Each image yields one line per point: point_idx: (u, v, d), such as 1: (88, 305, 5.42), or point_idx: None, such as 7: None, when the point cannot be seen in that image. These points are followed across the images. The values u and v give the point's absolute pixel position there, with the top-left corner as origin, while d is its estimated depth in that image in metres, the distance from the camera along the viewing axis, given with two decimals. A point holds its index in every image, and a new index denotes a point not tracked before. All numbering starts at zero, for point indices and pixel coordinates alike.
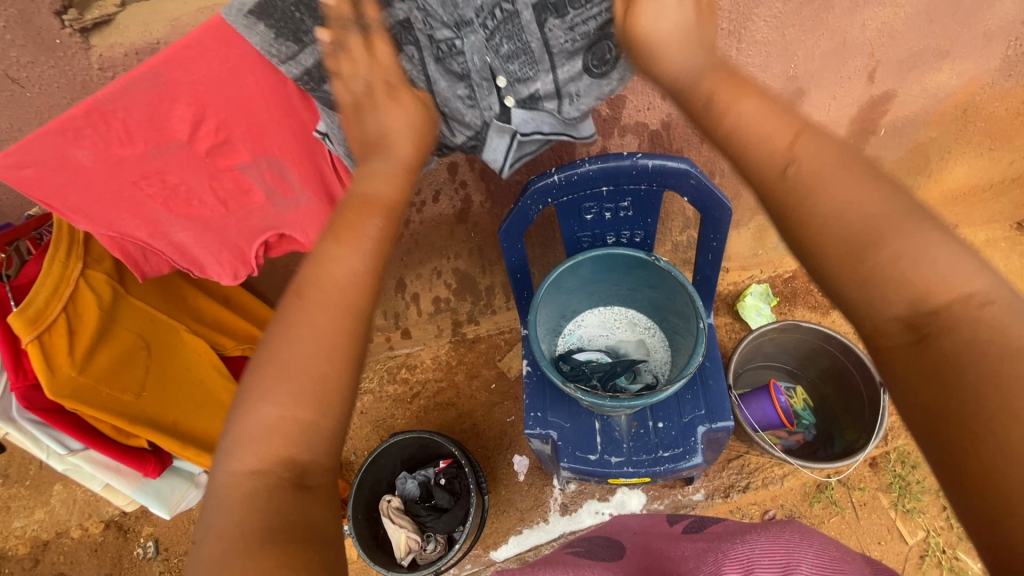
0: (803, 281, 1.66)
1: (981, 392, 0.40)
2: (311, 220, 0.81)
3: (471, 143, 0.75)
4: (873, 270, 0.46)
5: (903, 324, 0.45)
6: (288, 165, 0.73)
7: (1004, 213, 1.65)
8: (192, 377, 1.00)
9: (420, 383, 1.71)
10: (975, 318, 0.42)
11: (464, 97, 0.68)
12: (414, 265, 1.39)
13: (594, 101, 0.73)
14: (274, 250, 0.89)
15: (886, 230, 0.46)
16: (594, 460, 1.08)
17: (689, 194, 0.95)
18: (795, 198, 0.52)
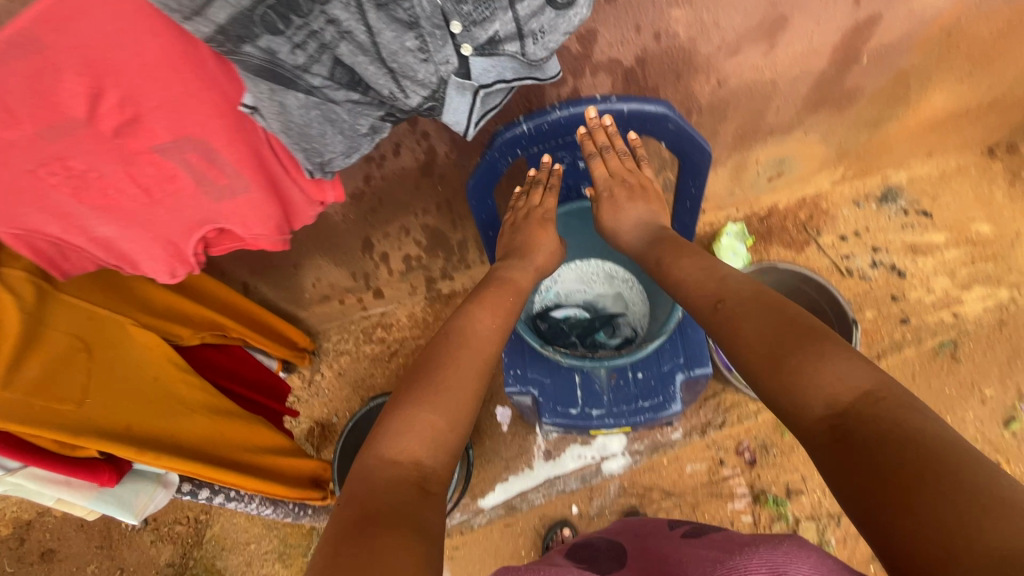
0: (778, 219, 1.65)
1: (881, 453, 0.52)
2: (254, 211, 0.73)
3: (429, 105, 0.65)
4: (790, 379, 0.63)
5: (822, 418, 0.59)
6: (216, 147, 0.65)
7: (978, 139, 1.63)
8: (146, 376, 0.94)
9: (397, 341, 1.69)
10: (870, 404, 0.56)
11: (415, 50, 0.59)
12: (380, 224, 1.31)
13: (562, 39, 0.63)
14: (217, 247, 0.81)
15: (794, 345, 0.65)
16: (575, 415, 1.08)
17: (667, 140, 0.90)
18: (730, 323, 0.74)
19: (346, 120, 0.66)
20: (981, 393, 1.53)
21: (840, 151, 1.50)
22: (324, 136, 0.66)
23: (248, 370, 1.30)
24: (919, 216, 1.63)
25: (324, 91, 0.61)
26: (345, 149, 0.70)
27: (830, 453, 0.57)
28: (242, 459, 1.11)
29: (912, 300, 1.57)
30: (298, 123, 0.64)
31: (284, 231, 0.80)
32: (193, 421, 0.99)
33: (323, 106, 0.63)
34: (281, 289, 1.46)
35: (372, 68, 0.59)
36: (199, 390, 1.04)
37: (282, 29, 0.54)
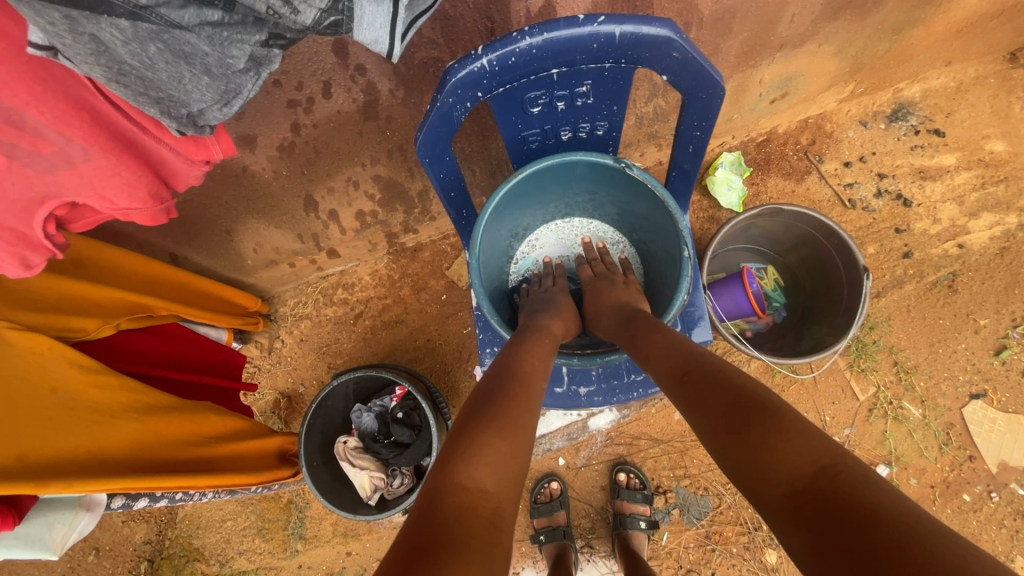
0: (777, 145, 1.47)
1: (858, 537, 0.44)
2: (109, 180, 0.57)
3: (331, 20, 0.47)
4: (748, 456, 0.56)
5: (789, 500, 0.51)
6: (15, 103, 0.48)
7: (1001, 42, 1.44)
8: (39, 389, 0.80)
9: (362, 302, 1.53)
10: (836, 481, 0.49)
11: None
12: (321, 178, 1.10)
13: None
14: (78, 222, 0.63)
15: (750, 415, 0.58)
16: (561, 394, 0.97)
17: (670, 71, 0.70)
18: (698, 389, 0.66)
19: (208, 51, 0.47)
20: (975, 323, 1.48)
21: (854, 65, 1.30)
22: (180, 78, 0.48)
23: (192, 351, 1.14)
24: (931, 135, 1.48)
25: (160, 12, 0.42)
26: (215, 95, 0.51)
27: (802, 535, 0.49)
28: (192, 458, 0.96)
29: (917, 232, 1.46)
30: (134, 61, 0.45)
31: (163, 198, 0.63)
32: (114, 429, 0.86)
33: (165, 35, 0.44)
34: (218, 257, 1.27)
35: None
36: (119, 391, 0.87)
37: None
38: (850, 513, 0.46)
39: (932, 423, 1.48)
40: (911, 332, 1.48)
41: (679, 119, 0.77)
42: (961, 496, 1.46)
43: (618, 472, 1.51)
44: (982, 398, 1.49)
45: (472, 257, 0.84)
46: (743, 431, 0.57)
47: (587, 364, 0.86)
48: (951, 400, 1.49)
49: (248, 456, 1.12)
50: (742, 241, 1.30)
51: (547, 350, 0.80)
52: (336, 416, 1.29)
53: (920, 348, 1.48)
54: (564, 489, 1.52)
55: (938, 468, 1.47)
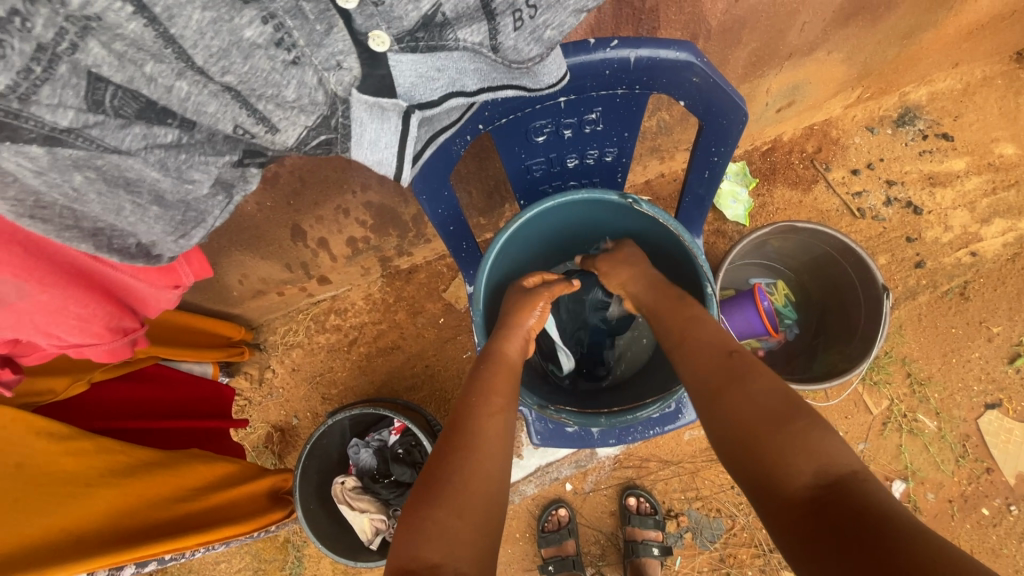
0: (783, 153, 1.42)
1: (746, 397, 0.65)
2: (57, 316, 0.53)
3: (320, 137, 0.45)
4: (688, 342, 0.74)
5: (704, 369, 0.70)
6: None
7: (1008, 43, 1.40)
8: (8, 471, 0.72)
9: (355, 329, 1.46)
10: (738, 364, 0.69)
11: (270, 48, 0.38)
12: (308, 207, 1.03)
13: (565, 22, 0.46)
14: (31, 356, 0.65)
15: (683, 316, 0.77)
16: (573, 433, 0.91)
17: (688, 98, 0.65)
18: (726, 369, 0.69)
19: (161, 178, 0.43)
20: (988, 331, 1.44)
21: (863, 71, 1.25)
22: (118, 209, 0.43)
23: (172, 394, 1.08)
24: (939, 139, 1.43)
25: (105, 138, 0.38)
26: (168, 226, 0.47)
27: (716, 396, 0.68)
28: (179, 516, 0.90)
29: (928, 240, 1.42)
30: (55, 194, 0.40)
31: (125, 327, 0.61)
32: (92, 499, 0.78)
33: (98, 161, 0.39)
34: (200, 290, 1.20)
35: (184, 85, 0.37)
36: (96, 456, 0.81)
37: None
38: (750, 378, 0.67)
39: (947, 435, 1.44)
40: (924, 343, 1.43)
41: (695, 144, 0.71)
42: (980, 511, 1.42)
43: (628, 497, 1.46)
44: (997, 407, 1.45)
45: (476, 312, 0.80)
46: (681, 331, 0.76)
47: (616, 422, 0.80)
48: (966, 411, 1.45)
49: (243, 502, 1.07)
50: (752, 256, 1.25)
51: None
52: (333, 452, 1.22)
53: (933, 359, 1.44)
54: (572, 516, 1.47)
55: (955, 482, 1.43)
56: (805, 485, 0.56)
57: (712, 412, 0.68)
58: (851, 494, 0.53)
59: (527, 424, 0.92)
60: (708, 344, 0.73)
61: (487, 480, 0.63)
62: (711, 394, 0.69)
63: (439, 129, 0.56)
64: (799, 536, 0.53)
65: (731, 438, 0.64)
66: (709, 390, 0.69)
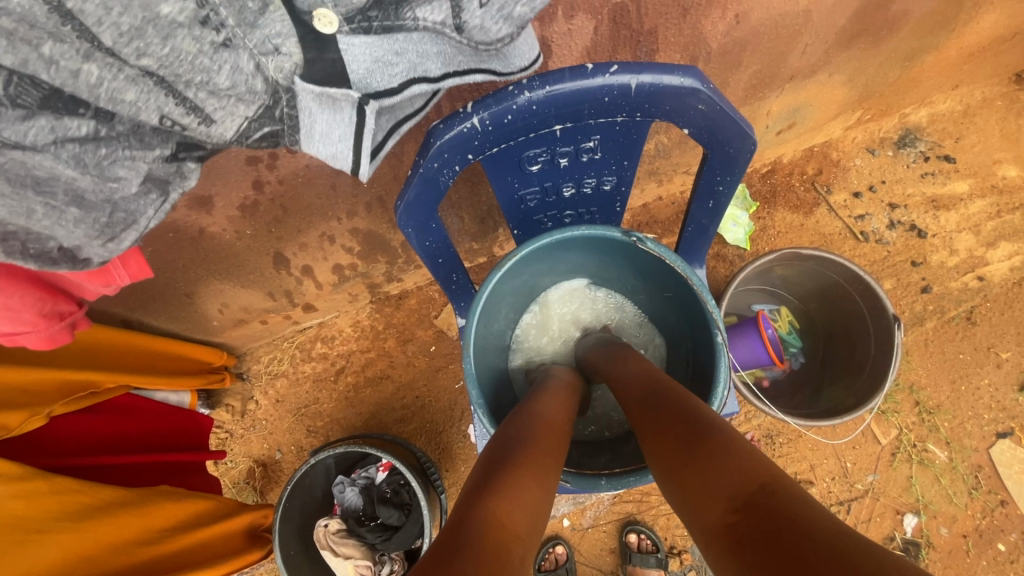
0: (783, 176, 1.39)
1: (672, 418, 0.61)
2: None
3: (263, 129, 0.46)
4: (619, 379, 0.73)
5: (636, 401, 0.68)
6: None
7: (1008, 65, 1.38)
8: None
9: (343, 357, 1.40)
10: (666, 391, 0.66)
11: (194, 28, 0.38)
12: (291, 235, 0.98)
13: (522, 10, 0.45)
14: None
15: (620, 356, 0.77)
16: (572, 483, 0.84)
17: (692, 125, 0.61)
18: (655, 396, 0.66)
19: (78, 177, 0.42)
20: (997, 356, 1.40)
21: (864, 93, 1.22)
22: (30, 213, 0.42)
23: (145, 425, 1.01)
24: (941, 161, 1.41)
25: (1, 133, 0.37)
26: (90, 230, 0.45)
27: (646, 428, 0.64)
28: (145, 560, 0.83)
29: (934, 264, 1.38)
30: None
31: (62, 313, 0.56)
32: (41, 548, 0.72)
33: (3, 158, 0.39)
34: (177, 319, 1.14)
35: (93, 69, 0.37)
36: (52, 497, 0.75)
37: None
38: (675, 402, 0.63)
39: (959, 466, 1.39)
40: (932, 370, 1.39)
41: (699, 173, 0.67)
42: (996, 546, 1.36)
43: (628, 533, 1.39)
44: (1009, 437, 1.40)
45: (468, 359, 0.73)
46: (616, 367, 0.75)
47: (618, 484, 0.73)
48: (977, 440, 1.40)
49: (218, 540, 0.99)
50: (756, 284, 1.20)
51: None
52: (316, 489, 1.15)
53: (942, 386, 1.40)
54: (570, 554, 1.40)
55: (969, 516, 1.37)
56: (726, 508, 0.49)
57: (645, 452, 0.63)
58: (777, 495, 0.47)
59: None
60: (638, 376, 0.71)
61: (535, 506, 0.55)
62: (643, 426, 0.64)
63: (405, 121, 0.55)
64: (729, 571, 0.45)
65: (662, 479, 0.58)
66: (640, 430, 0.65)
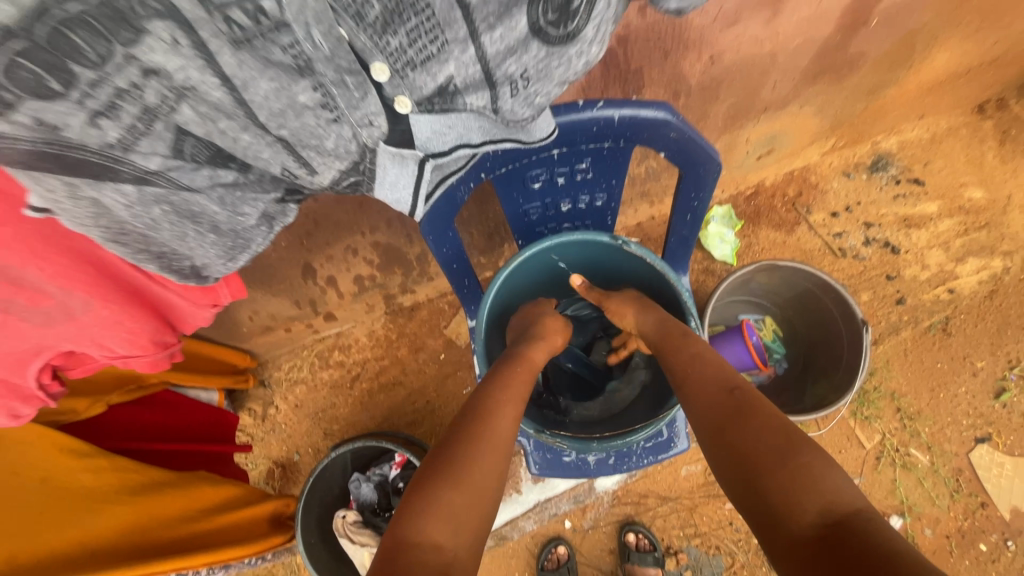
0: (765, 197, 1.51)
1: (752, 424, 0.66)
2: (109, 329, 0.56)
3: (351, 178, 0.49)
4: (693, 373, 0.77)
5: (716, 397, 0.72)
6: (15, 264, 0.46)
7: (970, 98, 1.51)
8: (9, 475, 0.79)
9: (359, 364, 1.50)
10: (744, 395, 0.71)
11: (317, 110, 0.40)
12: (320, 247, 1.10)
13: (555, 91, 0.46)
14: (76, 370, 0.64)
15: (695, 348, 0.80)
16: (569, 463, 0.93)
17: (668, 149, 0.73)
18: (736, 400, 0.71)
19: (217, 211, 0.45)
20: (972, 366, 1.49)
21: (834, 122, 1.35)
22: (182, 237, 0.47)
23: (181, 418, 1.12)
24: (911, 184, 1.53)
25: (178, 177, 0.40)
26: (220, 251, 0.50)
27: (725, 426, 0.69)
28: (188, 534, 0.93)
29: (907, 278, 1.49)
30: (137, 223, 0.43)
31: (167, 342, 0.64)
32: (102, 516, 0.84)
33: (172, 197, 0.42)
34: (211, 326, 1.25)
35: (247, 137, 0.40)
36: (110, 473, 0.88)
37: (63, 91, 0.31)
38: (758, 409, 0.68)
39: (940, 470, 1.47)
40: (911, 378, 1.48)
41: (677, 191, 0.79)
42: (978, 546, 1.43)
43: (627, 533, 1.46)
44: (987, 442, 1.48)
45: (477, 341, 0.85)
46: (694, 363, 0.78)
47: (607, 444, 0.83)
48: (957, 445, 1.48)
49: (246, 526, 1.09)
50: (739, 295, 1.31)
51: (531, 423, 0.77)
52: (334, 486, 1.24)
53: (921, 393, 1.48)
54: (572, 554, 1.47)
55: (951, 518, 1.45)
56: (811, 523, 0.55)
57: (716, 452, 0.68)
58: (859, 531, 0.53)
59: (525, 454, 0.95)
60: (718, 379, 0.75)
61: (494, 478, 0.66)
62: (721, 423, 0.69)
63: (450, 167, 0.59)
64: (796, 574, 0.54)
65: (731, 477, 0.65)
66: (713, 430, 0.70)
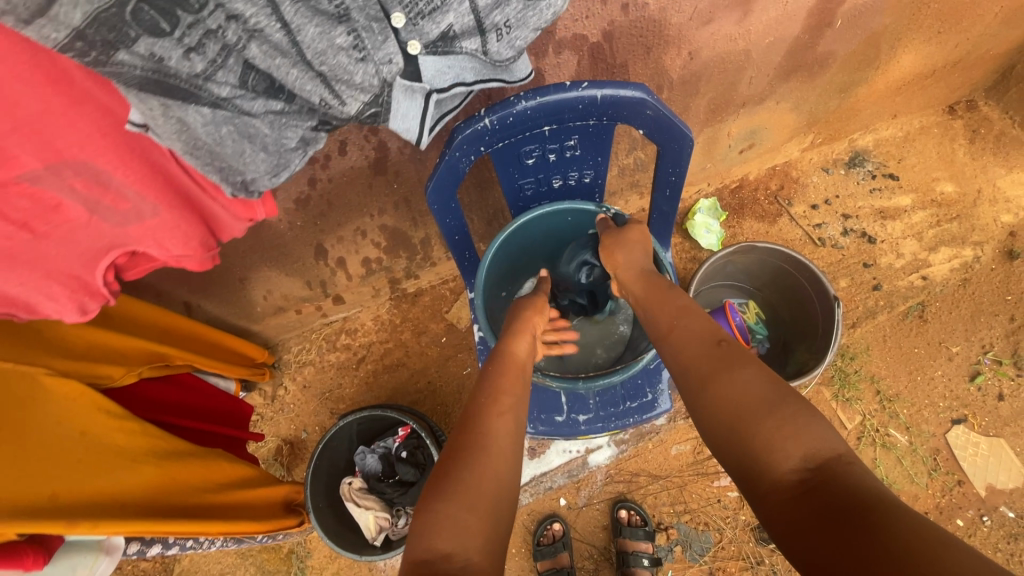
0: (749, 191, 1.61)
1: (744, 378, 0.71)
2: (169, 232, 0.66)
3: (371, 111, 0.57)
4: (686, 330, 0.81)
5: (708, 351, 0.76)
6: (106, 168, 0.58)
7: (939, 98, 1.62)
8: (53, 427, 0.83)
9: (364, 347, 1.58)
10: (734, 350, 0.75)
11: (349, 50, 0.51)
12: (332, 227, 1.19)
13: (530, 35, 0.60)
14: (131, 271, 0.73)
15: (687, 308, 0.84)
16: (561, 422, 1.02)
17: (647, 126, 0.82)
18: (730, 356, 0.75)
19: (268, 133, 0.56)
20: (948, 350, 1.56)
21: (811, 119, 1.45)
22: (241, 153, 0.56)
23: (198, 400, 1.18)
24: (886, 179, 1.62)
25: (238, 102, 0.52)
26: (268, 165, 0.59)
27: (717, 381, 0.73)
28: (204, 503, 0.98)
29: (883, 266, 1.58)
30: (209, 139, 0.54)
31: (210, 246, 0.73)
32: (135, 472, 0.89)
33: (235, 120, 0.53)
34: (229, 304, 1.33)
35: (294, 72, 0.51)
36: (141, 436, 0.92)
37: (167, 29, 0.46)
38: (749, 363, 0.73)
39: (918, 449, 1.53)
40: (890, 361, 1.55)
41: (656, 166, 0.88)
42: (955, 522, 1.49)
43: (619, 509, 1.53)
44: (963, 422, 1.54)
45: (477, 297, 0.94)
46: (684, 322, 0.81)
47: (593, 385, 0.92)
48: (935, 426, 1.54)
49: (258, 504, 1.14)
50: (723, 279, 1.39)
51: (522, 374, 0.84)
52: (341, 459, 1.32)
53: (900, 376, 1.55)
54: (566, 530, 1.53)
55: (929, 495, 1.51)
56: (794, 468, 0.63)
57: (706, 405, 0.73)
58: (839, 475, 0.60)
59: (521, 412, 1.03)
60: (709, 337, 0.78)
61: (492, 431, 0.75)
62: (713, 378, 0.73)
63: (445, 107, 0.68)
64: (784, 515, 0.61)
65: (724, 430, 0.70)
66: (705, 385, 0.74)
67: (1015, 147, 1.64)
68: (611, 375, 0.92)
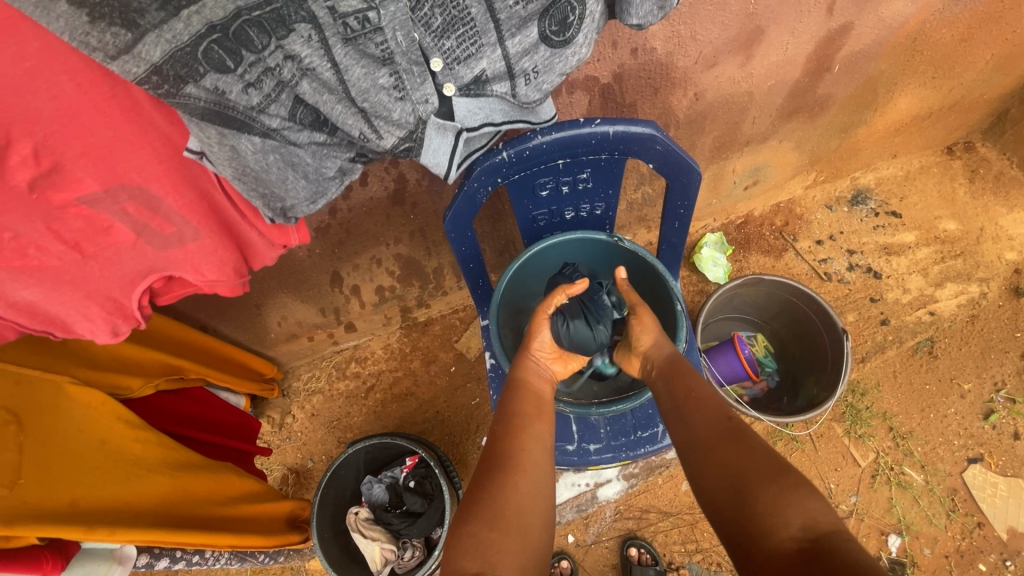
0: (755, 226, 1.64)
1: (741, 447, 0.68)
2: (207, 256, 0.70)
3: (406, 145, 0.62)
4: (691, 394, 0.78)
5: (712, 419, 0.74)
6: (159, 193, 0.62)
7: (937, 140, 1.68)
8: (77, 436, 0.84)
9: (373, 375, 1.59)
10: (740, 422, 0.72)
11: (390, 89, 0.56)
12: (349, 256, 1.23)
13: (557, 80, 0.63)
14: (164, 297, 0.76)
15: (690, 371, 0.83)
16: (572, 451, 1.02)
17: (656, 160, 0.86)
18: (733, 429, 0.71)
19: (310, 162, 0.61)
20: (960, 387, 1.55)
21: (812, 157, 1.50)
22: (284, 180, 0.60)
23: (212, 413, 1.19)
24: (889, 217, 1.66)
25: (286, 133, 0.56)
26: (307, 193, 0.64)
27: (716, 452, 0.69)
28: (215, 515, 0.98)
29: (890, 301, 1.59)
30: (256, 166, 0.58)
31: (242, 273, 0.76)
32: (149, 481, 0.89)
33: (281, 150, 0.58)
34: (244, 329, 1.36)
35: (338, 107, 0.55)
36: (157, 446, 0.93)
37: (230, 66, 0.49)
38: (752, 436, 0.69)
39: (935, 489, 1.49)
40: (901, 398, 1.54)
41: (665, 200, 0.92)
42: (977, 567, 1.43)
43: (629, 547, 1.49)
44: (980, 462, 1.51)
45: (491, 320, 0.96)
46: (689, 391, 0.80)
47: (606, 411, 0.92)
48: (950, 465, 1.51)
49: (263, 517, 1.13)
50: (731, 312, 1.41)
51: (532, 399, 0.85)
52: (348, 488, 1.31)
53: (912, 414, 1.54)
54: (574, 568, 1.49)
55: (949, 537, 1.46)
56: (793, 536, 0.55)
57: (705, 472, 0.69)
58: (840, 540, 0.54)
59: None
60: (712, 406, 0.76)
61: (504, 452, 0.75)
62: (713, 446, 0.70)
63: (474, 144, 0.74)
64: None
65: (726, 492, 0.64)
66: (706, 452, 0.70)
67: (1014, 187, 1.68)
68: (626, 401, 0.92)
